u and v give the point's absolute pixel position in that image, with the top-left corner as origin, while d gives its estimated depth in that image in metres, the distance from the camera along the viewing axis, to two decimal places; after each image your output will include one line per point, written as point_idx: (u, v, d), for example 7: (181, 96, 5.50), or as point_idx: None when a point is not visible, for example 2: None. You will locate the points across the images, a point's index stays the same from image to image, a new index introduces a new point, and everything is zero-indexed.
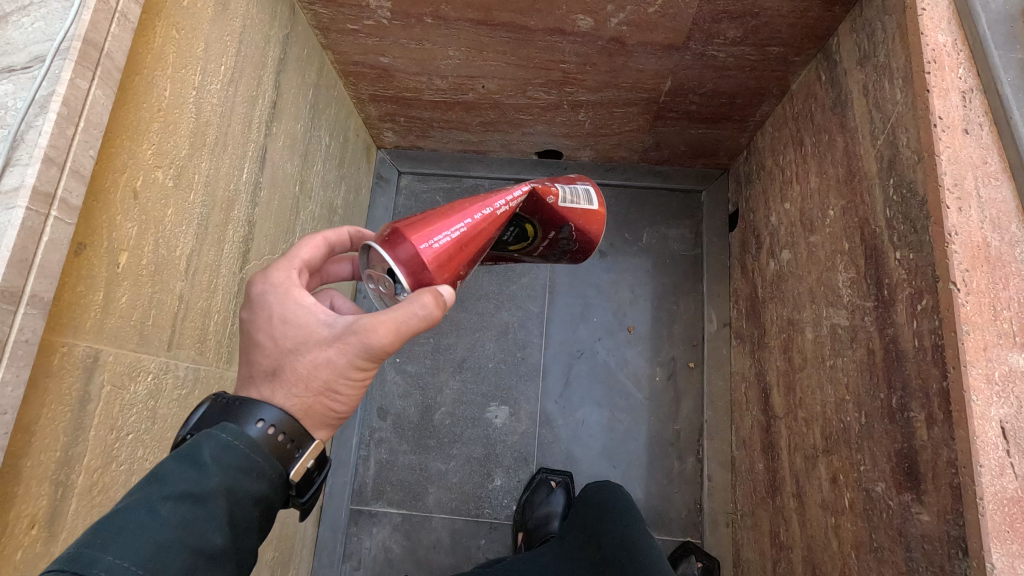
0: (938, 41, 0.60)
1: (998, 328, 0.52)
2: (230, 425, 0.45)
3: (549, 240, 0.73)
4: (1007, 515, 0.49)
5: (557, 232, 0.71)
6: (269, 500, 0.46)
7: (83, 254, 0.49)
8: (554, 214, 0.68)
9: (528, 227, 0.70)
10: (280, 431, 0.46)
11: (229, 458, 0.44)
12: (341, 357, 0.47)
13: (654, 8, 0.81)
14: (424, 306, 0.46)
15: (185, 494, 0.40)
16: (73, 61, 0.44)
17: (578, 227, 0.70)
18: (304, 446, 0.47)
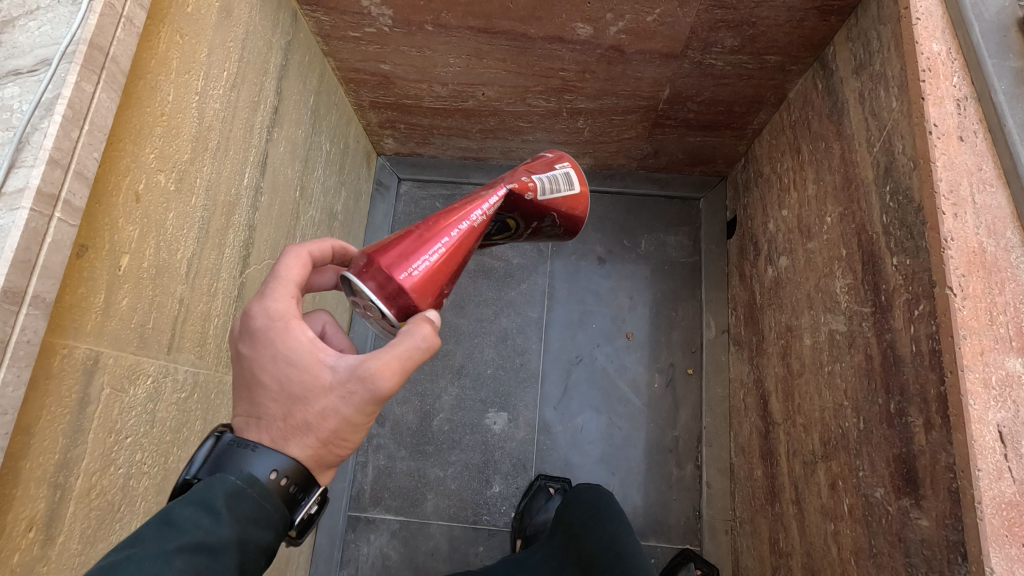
0: (933, 50, 0.61)
1: (994, 332, 0.53)
2: (242, 470, 0.43)
3: (534, 228, 0.69)
4: (1006, 519, 0.49)
5: (539, 221, 0.68)
6: (272, 548, 0.44)
7: (85, 256, 0.49)
8: (535, 207, 0.65)
9: (510, 221, 0.67)
10: (288, 479, 0.44)
11: (242, 508, 0.42)
12: (347, 408, 0.45)
13: (652, 17, 0.82)
14: (426, 338, 0.47)
15: (202, 545, 0.38)
16: (79, 64, 0.45)
17: (561, 216, 0.67)
18: (310, 492, 0.46)
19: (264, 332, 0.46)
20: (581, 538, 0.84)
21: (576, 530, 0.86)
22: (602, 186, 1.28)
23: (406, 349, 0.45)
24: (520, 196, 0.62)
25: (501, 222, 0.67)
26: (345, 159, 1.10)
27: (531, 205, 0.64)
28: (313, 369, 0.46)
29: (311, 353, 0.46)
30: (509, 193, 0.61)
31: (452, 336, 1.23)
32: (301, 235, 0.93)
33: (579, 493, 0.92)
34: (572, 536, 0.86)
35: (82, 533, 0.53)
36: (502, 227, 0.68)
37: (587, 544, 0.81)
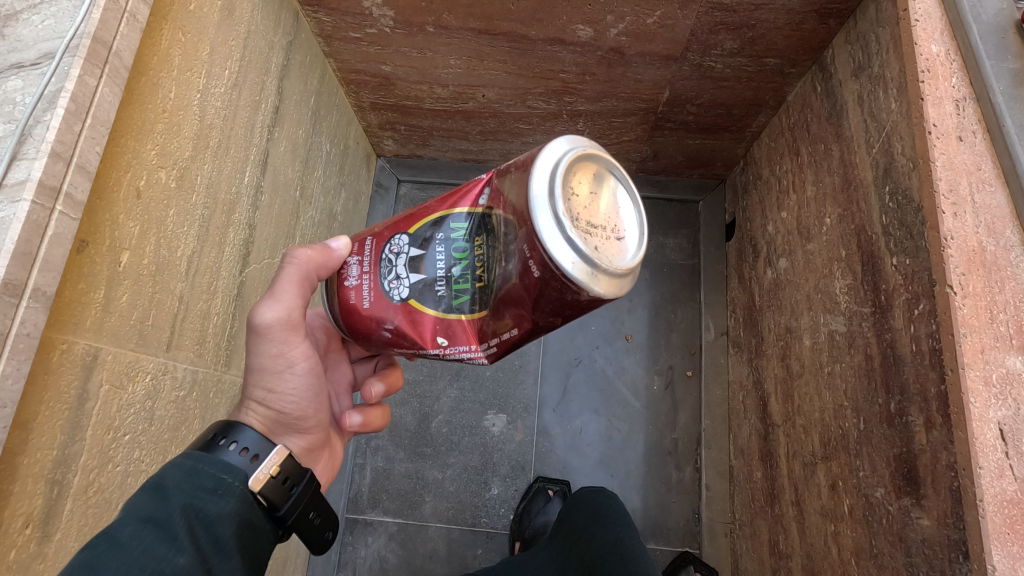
0: (932, 51, 0.61)
1: (995, 331, 0.53)
2: (192, 452, 0.46)
3: (504, 218, 0.43)
4: (1007, 517, 0.49)
5: (504, 199, 0.43)
6: (244, 518, 0.45)
7: (85, 252, 0.49)
8: (503, 178, 0.45)
9: (491, 222, 0.45)
10: (238, 443, 0.48)
11: (192, 481, 0.44)
12: (255, 357, 0.55)
13: (653, 19, 0.82)
14: (291, 255, 0.52)
15: (149, 518, 0.41)
16: (82, 57, 0.45)
17: (519, 175, 0.42)
18: (265, 455, 0.48)
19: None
20: (583, 544, 0.83)
21: (577, 532, 0.86)
22: None
23: (281, 275, 0.53)
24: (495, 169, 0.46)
25: (487, 231, 0.45)
26: (345, 160, 1.10)
27: (498, 179, 0.45)
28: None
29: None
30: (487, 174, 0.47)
31: None
32: (300, 235, 0.93)
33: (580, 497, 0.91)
34: (576, 541, 0.85)
35: (80, 531, 0.52)
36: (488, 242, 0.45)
37: (591, 549, 0.81)
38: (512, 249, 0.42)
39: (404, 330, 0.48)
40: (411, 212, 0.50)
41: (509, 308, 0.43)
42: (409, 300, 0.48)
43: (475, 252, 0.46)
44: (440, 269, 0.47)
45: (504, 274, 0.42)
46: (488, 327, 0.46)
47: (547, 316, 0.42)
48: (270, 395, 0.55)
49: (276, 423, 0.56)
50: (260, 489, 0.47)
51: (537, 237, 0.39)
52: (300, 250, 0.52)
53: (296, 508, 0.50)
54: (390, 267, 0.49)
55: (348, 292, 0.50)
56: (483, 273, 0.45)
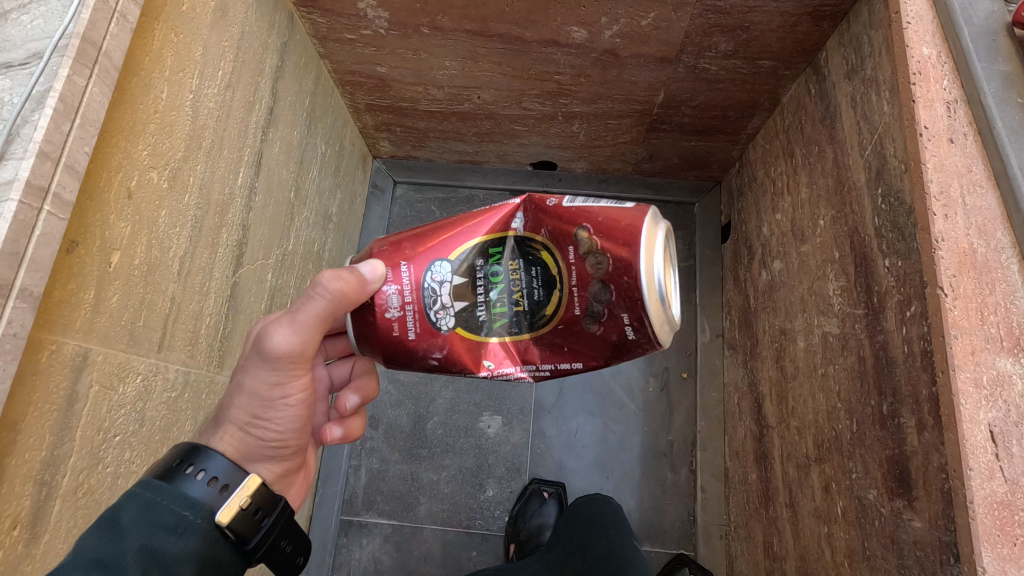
0: (924, 54, 0.61)
1: (985, 332, 0.53)
2: (154, 482, 0.46)
3: (577, 266, 0.48)
4: (998, 519, 0.49)
5: (574, 245, 0.48)
6: (206, 554, 0.45)
7: (75, 252, 0.49)
8: (560, 217, 0.48)
9: (547, 258, 0.50)
10: (206, 470, 0.48)
11: (149, 518, 0.44)
12: (251, 381, 0.54)
13: (647, 21, 0.82)
14: (318, 287, 0.50)
15: (97, 561, 0.41)
16: (71, 58, 0.45)
17: (600, 231, 0.46)
18: (235, 484, 0.48)
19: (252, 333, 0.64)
20: (577, 559, 0.84)
21: (574, 544, 0.87)
22: (597, 190, 1.28)
23: (300, 307, 0.52)
24: (540, 202, 0.50)
25: (540, 266, 0.50)
26: (341, 162, 1.10)
27: (552, 215, 0.49)
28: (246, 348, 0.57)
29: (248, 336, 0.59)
30: (525, 199, 0.51)
31: None
32: (295, 236, 0.93)
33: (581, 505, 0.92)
34: (576, 549, 0.86)
35: (68, 533, 0.52)
36: (548, 280, 0.50)
37: (587, 561, 0.82)
38: (597, 304, 0.47)
39: (455, 357, 0.51)
40: (445, 236, 0.50)
41: (570, 344, 0.50)
42: (460, 329, 0.50)
43: (524, 281, 0.51)
44: (488, 297, 0.51)
45: (573, 316, 0.49)
46: (539, 354, 0.52)
47: (611, 358, 0.50)
48: (248, 421, 0.54)
49: (248, 448, 0.55)
50: (227, 521, 0.47)
51: (632, 300, 0.45)
52: (331, 279, 0.48)
53: (264, 538, 0.50)
54: (436, 296, 0.50)
55: (390, 323, 0.49)
56: (528, 301, 0.51)
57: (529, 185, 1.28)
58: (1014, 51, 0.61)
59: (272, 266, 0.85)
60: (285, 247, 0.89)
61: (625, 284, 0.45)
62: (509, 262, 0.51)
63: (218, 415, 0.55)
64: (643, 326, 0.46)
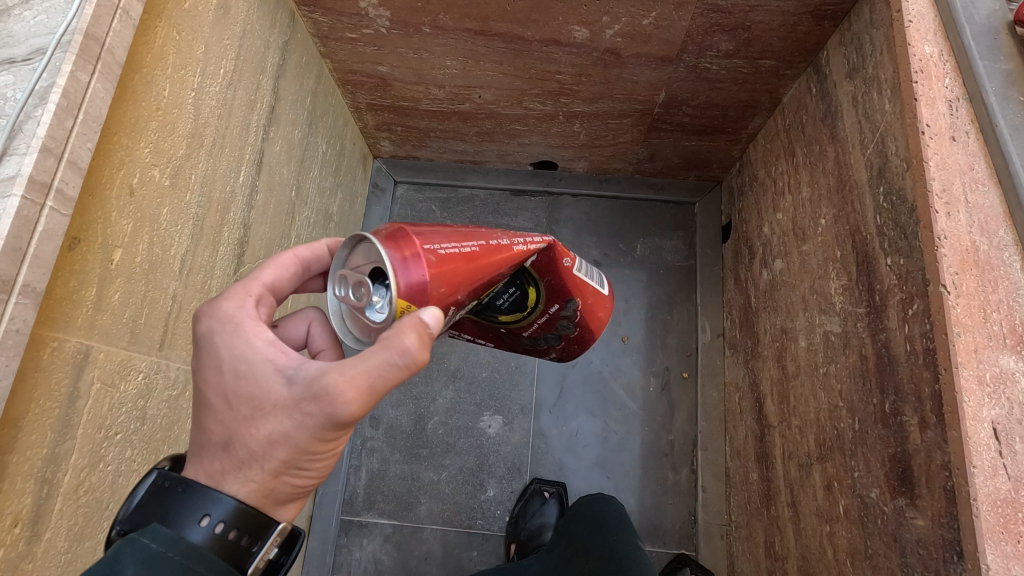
0: (925, 52, 0.62)
1: (988, 330, 0.53)
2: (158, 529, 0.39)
3: (549, 315, 0.64)
4: (1001, 516, 0.49)
5: (560, 306, 0.63)
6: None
7: (77, 249, 0.49)
8: (566, 280, 0.61)
9: (530, 293, 0.61)
10: (225, 527, 0.41)
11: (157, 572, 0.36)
12: (295, 429, 0.41)
13: (649, 20, 0.82)
14: (404, 353, 0.39)
15: None
16: (74, 53, 0.45)
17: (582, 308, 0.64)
18: (263, 538, 0.43)
19: (207, 335, 0.45)
20: (583, 554, 0.85)
21: (579, 542, 0.87)
22: (598, 190, 1.28)
23: (373, 358, 0.39)
24: (560, 258, 0.59)
25: (519, 290, 0.60)
26: (341, 161, 1.10)
27: (561, 274, 0.60)
28: (268, 378, 0.43)
29: (256, 355, 0.43)
30: (547, 247, 0.58)
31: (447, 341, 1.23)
32: (296, 235, 0.93)
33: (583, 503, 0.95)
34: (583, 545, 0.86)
35: (69, 531, 0.52)
36: (522, 304, 0.62)
37: (595, 555, 0.82)
38: (543, 340, 0.67)
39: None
40: (484, 273, 0.51)
41: (492, 332, 0.67)
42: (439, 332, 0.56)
43: (504, 294, 0.59)
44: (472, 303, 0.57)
45: (518, 331, 0.65)
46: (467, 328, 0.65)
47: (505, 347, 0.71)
48: (286, 470, 0.43)
49: (275, 497, 0.44)
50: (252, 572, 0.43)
51: (568, 350, 0.69)
52: (411, 347, 0.40)
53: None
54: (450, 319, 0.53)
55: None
56: (492, 303, 0.59)
57: (530, 185, 1.28)
58: (1015, 49, 0.62)
59: None
60: (285, 246, 0.89)
61: (572, 344, 0.69)
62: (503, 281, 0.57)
63: (239, 460, 0.42)
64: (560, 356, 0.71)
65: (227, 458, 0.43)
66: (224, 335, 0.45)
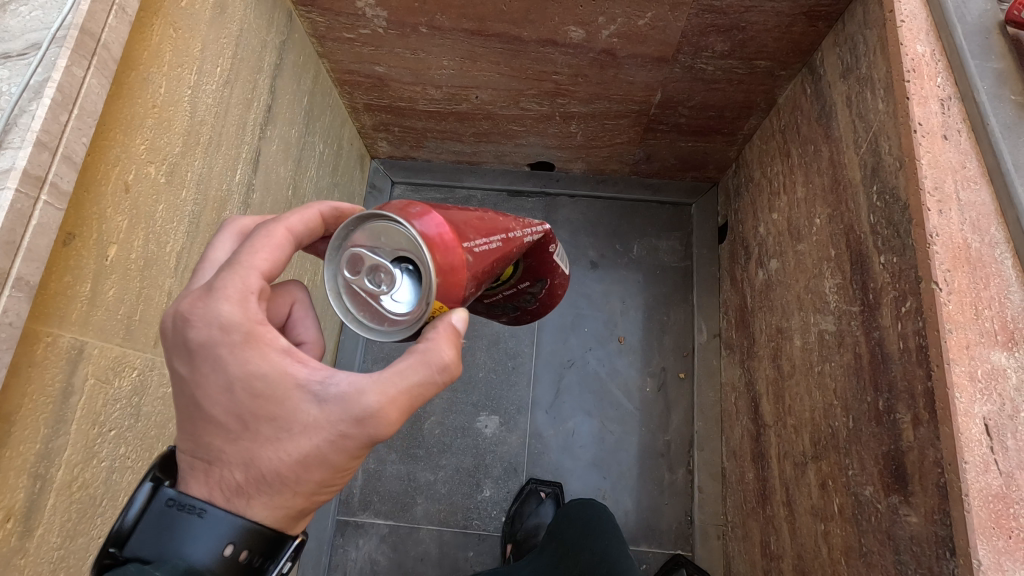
0: (918, 52, 0.62)
1: (979, 327, 0.53)
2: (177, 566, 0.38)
3: (517, 291, 0.70)
4: (993, 511, 0.49)
5: (530, 285, 0.70)
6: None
7: (72, 244, 0.49)
8: (541, 264, 0.69)
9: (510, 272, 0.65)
10: (246, 551, 0.40)
11: None
12: (330, 448, 0.41)
13: (644, 21, 0.83)
14: (445, 369, 0.42)
15: None
16: (69, 48, 0.45)
17: (546, 288, 0.72)
18: (277, 557, 0.43)
19: (209, 346, 0.41)
20: (572, 558, 0.85)
21: (567, 545, 0.88)
22: (595, 190, 1.28)
23: (412, 374, 0.41)
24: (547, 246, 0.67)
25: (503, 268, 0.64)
26: (339, 160, 1.10)
27: (540, 259, 0.68)
28: (293, 397, 0.41)
29: (272, 371, 0.41)
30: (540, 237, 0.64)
31: None
32: None
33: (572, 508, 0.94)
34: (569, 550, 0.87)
35: (62, 526, 0.52)
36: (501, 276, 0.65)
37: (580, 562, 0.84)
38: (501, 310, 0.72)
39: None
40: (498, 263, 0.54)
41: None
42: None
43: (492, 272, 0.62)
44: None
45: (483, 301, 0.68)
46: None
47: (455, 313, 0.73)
48: (317, 490, 0.43)
49: (299, 514, 0.44)
50: None
51: (518, 317, 0.76)
52: (449, 355, 0.42)
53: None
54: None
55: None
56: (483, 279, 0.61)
57: (527, 185, 1.29)
58: (1007, 49, 0.62)
59: None
60: None
61: (524, 314, 0.75)
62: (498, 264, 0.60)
63: (262, 482, 0.41)
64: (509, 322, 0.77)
65: (248, 483, 0.41)
66: (231, 351, 0.41)
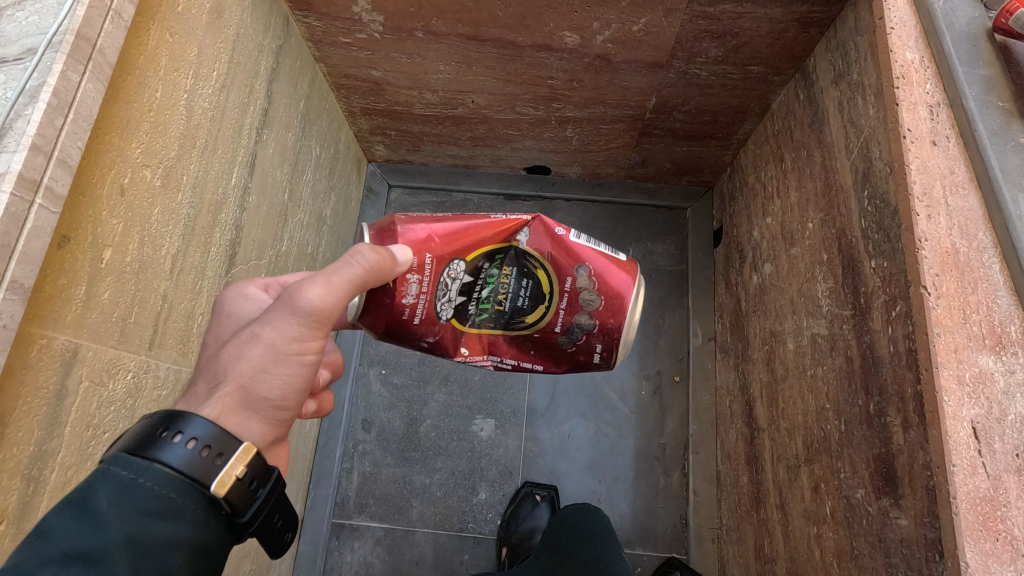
0: (907, 58, 0.63)
1: (968, 331, 0.53)
2: (124, 457, 0.39)
3: (569, 294, 0.57)
4: (981, 514, 0.49)
5: (573, 278, 0.56)
6: (200, 542, 0.40)
7: (67, 247, 0.49)
8: (565, 248, 0.56)
9: (542, 278, 0.57)
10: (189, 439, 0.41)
11: (128, 499, 0.37)
12: (262, 330, 0.47)
13: (638, 27, 0.84)
14: (359, 254, 0.47)
15: (74, 555, 0.35)
16: (65, 53, 0.45)
17: (596, 276, 0.56)
18: (230, 454, 0.42)
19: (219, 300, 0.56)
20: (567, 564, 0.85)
21: (563, 551, 0.88)
22: (590, 195, 1.29)
23: (339, 263, 0.47)
24: (548, 225, 0.56)
25: (531, 279, 0.57)
26: (335, 164, 1.11)
27: (561, 246, 0.56)
28: None
29: (248, 302, 0.54)
30: (536, 222, 0.56)
31: None
32: (288, 238, 0.93)
33: (567, 513, 0.95)
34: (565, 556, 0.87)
35: None
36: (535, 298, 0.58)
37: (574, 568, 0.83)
38: (579, 329, 0.57)
39: (444, 343, 0.57)
40: (463, 235, 0.54)
41: (538, 349, 0.60)
42: (454, 319, 0.56)
43: (514, 290, 0.57)
44: (482, 297, 0.57)
45: (551, 331, 0.58)
46: (509, 350, 0.60)
47: (567, 367, 0.61)
48: (251, 375, 0.46)
49: (241, 409, 0.46)
50: (225, 492, 0.41)
51: (610, 335, 0.57)
52: (364, 250, 0.48)
53: (261, 513, 0.44)
54: (446, 290, 0.55)
55: (404, 309, 0.53)
56: (510, 304, 0.58)
57: (523, 189, 1.29)
58: (995, 56, 0.63)
59: (265, 267, 0.86)
60: (278, 248, 0.90)
61: (608, 323, 0.57)
62: (505, 270, 0.57)
63: (212, 377, 0.46)
64: (610, 353, 0.58)
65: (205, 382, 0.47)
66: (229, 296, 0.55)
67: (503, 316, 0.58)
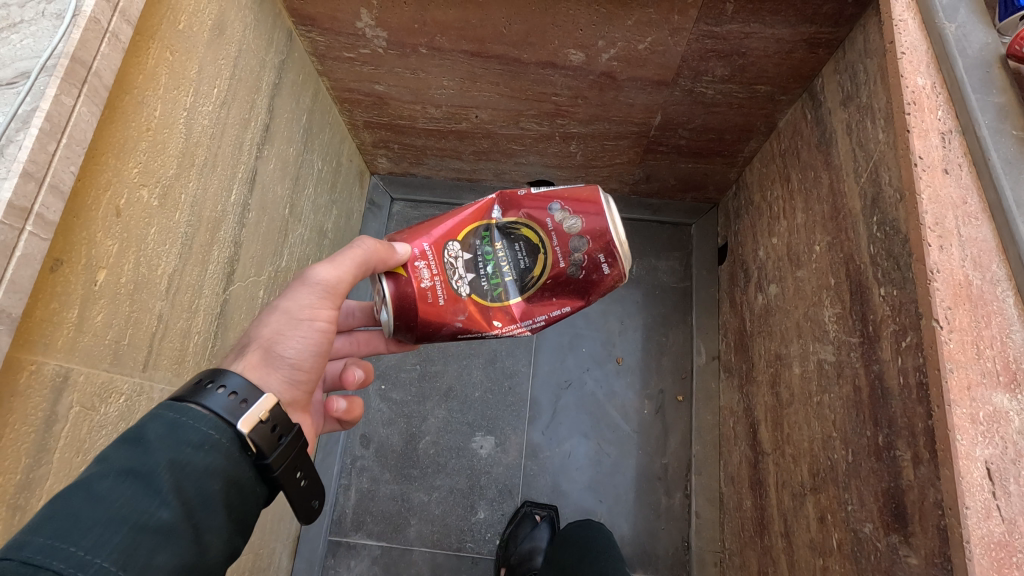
0: (918, 84, 0.61)
1: (981, 366, 0.52)
2: (174, 404, 0.43)
3: (555, 232, 0.56)
4: (995, 560, 0.47)
5: (550, 218, 0.56)
6: (232, 476, 0.43)
7: (59, 270, 0.48)
8: (529, 201, 0.57)
9: (528, 233, 0.56)
10: (224, 387, 0.44)
11: (175, 434, 0.41)
12: (278, 304, 0.52)
13: (644, 45, 0.83)
14: (363, 239, 0.53)
15: (128, 471, 0.39)
16: (59, 77, 0.44)
17: (568, 204, 0.56)
18: (256, 400, 0.45)
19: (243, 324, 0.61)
20: None
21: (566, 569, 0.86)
22: None
23: (348, 248, 0.53)
24: (510, 192, 0.58)
25: (522, 240, 0.57)
26: (337, 176, 1.10)
27: (528, 200, 0.57)
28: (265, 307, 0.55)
29: None
30: (500, 194, 0.58)
31: (441, 358, 1.22)
32: (288, 253, 0.92)
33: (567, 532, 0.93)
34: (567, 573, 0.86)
35: None
36: (530, 256, 0.56)
37: None
38: (577, 253, 0.55)
39: (475, 320, 0.55)
40: (449, 222, 0.56)
41: (558, 293, 0.57)
42: (473, 294, 0.55)
43: (512, 256, 0.57)
44: (489, 272, 0.56)
45: (558, 270, 0.56)
46: (535, 308, 0.57)
47: (592, 298, 0.58)
48: (272, 337, 0.51)
49: (265, 364, 0.50)
50: (248, 433, 0.44)
51: (607, 243, 0.55)
52: (367, 238, 0.52)
53: (284, 461, 0.47)
54: (454, 270, 0.55)
55: (426, 294, 0.53)
56: (516, 269, 0.56)
57: None
58: (1008, 83, 0.62)
59: (264, 284, 0.85)
60: (278, 264, 0.89)
61: (597, 235, 0.55)
62: (497, 242, 0.57)
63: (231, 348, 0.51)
64: (615, 259, 0.55)
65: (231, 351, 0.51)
66: None
67: (515, 285, 0.57)
